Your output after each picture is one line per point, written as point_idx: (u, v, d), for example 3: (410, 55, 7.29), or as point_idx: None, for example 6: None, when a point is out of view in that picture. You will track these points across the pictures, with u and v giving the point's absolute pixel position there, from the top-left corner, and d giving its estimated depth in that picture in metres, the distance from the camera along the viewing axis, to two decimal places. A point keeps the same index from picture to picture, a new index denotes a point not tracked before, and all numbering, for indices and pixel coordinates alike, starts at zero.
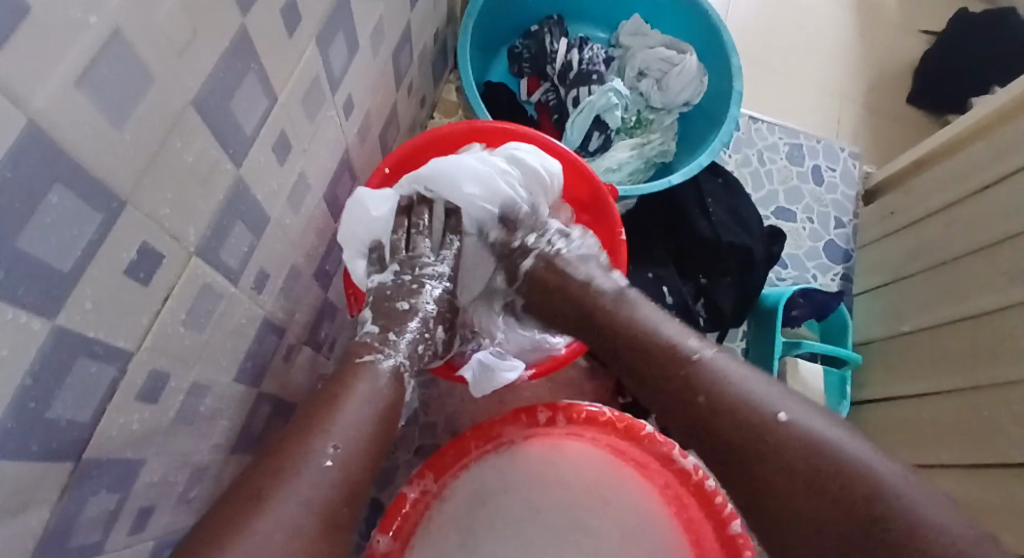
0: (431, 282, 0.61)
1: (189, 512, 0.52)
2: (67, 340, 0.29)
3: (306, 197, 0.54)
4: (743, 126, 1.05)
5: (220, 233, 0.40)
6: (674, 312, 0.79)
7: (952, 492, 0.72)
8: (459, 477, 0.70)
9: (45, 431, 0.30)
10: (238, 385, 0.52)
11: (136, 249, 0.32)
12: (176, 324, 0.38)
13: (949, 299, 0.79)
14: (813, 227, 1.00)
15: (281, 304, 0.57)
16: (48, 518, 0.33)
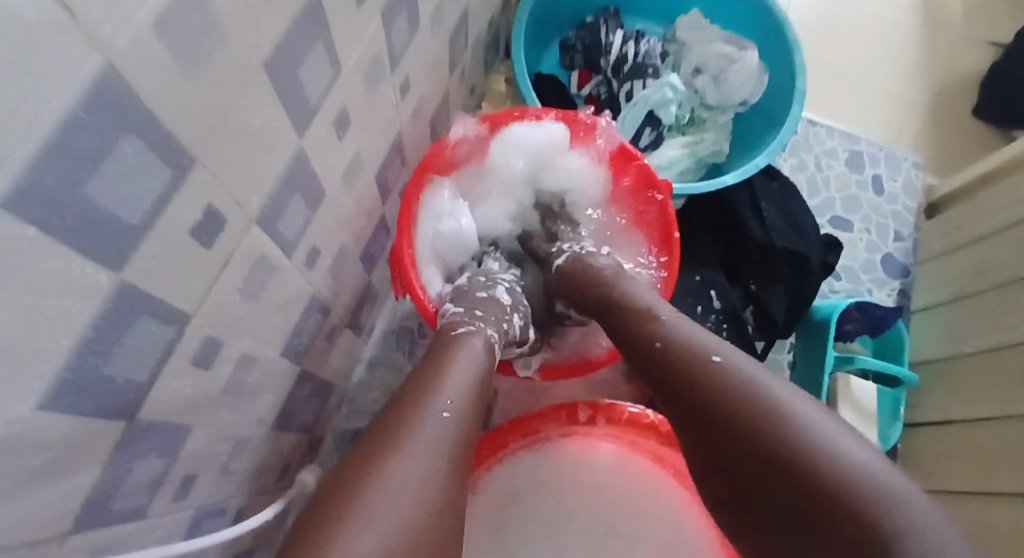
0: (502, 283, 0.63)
1: (230, 485, 0.51)
2: (129, 297, 0.28)
3: (359, 175, 0.54)
4: (800, 130, 1.01)
5: (278, 203, 0.40)
6: (722, 316, 0.77)
7: (1009, 521, 0.68)
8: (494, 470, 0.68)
9: (102, 389, 0.29)
10: (282, 361, 0.52)
11: (200, 211, 0.31)
12: (231, 292, 0.38)
13: (1017, 318, 0.74)
14: (870, 239, 0.96)
15: (328, 283, 0.56)
16: (100, 478, 0.32)
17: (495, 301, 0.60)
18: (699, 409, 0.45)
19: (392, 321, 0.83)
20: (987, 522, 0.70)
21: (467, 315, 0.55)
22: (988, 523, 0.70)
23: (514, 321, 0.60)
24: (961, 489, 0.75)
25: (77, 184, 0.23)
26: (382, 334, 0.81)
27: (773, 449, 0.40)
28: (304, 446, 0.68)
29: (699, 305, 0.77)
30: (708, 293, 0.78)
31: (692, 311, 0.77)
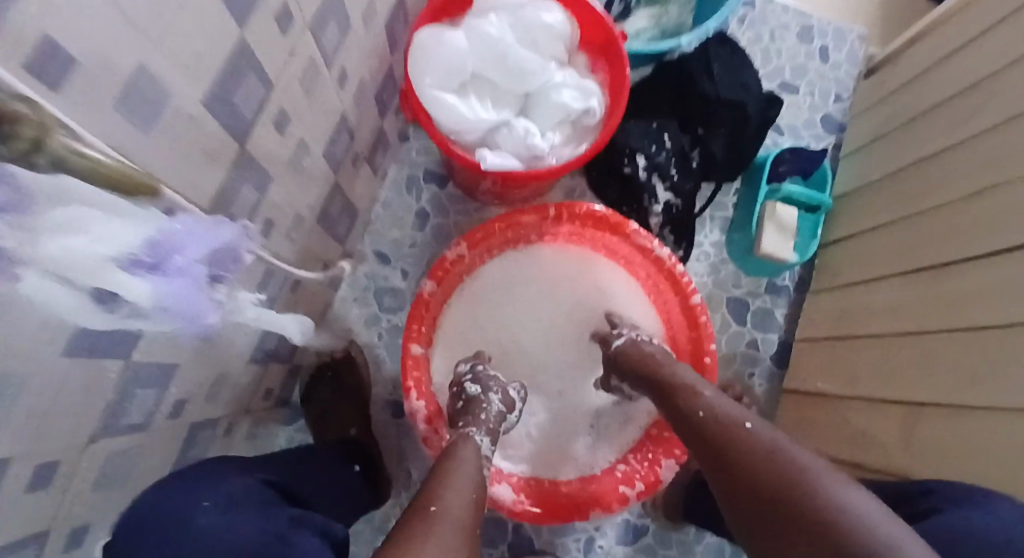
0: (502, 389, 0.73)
1: (292, 253, 0.71)
2: (245, 51, 0.46)
3: (375, 19, 0.69)
4: (757, 7, 1.12)
5: (321, 20, 0.56)
6: (672, 154, 0.94)
7: (878, 301, 0.85)
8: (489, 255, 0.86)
9: (230, 112, 0.47)
10: (323, 162, 0.70)
11: (280, 5, 0.48)
12: (294, 79, 0.55)
13: (910, 149, 0.89)
14: (813, 100, 1.10)
15: (353, 110, 0.73)
16: (227, 182, 0.50)
17: (472, 404, 0.70)
18: (718, 443, 0.58)
19: (402, 170, 1.01)
20: (864, 304, 0.88)
21: (475, 418, 0.68)
22: (864, 306, 0.88)
23: (494, 402, 0.71)
24: (850, 284, 0.93)
25: None
26: (394, 179, 1.00)
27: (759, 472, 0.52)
28: (337, 253, 0.88)
29: (653, 144, 0.93)
30: (661, 135, 0.94)
31: (646, 147, 0.93)
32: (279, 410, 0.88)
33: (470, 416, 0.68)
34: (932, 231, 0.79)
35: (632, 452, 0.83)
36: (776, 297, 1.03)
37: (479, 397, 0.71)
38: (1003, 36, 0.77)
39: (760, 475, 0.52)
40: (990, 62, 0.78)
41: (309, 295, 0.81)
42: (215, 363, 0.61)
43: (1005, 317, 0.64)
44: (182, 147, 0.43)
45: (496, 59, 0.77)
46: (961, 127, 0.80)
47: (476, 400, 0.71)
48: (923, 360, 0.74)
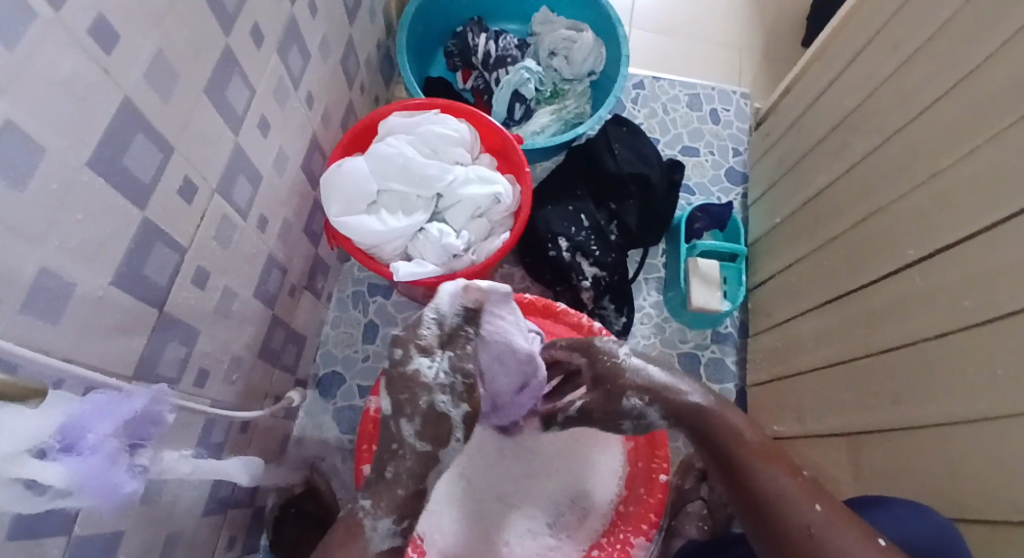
0: (450, 392, 0.59)
1: (234, 391, 0.73)
2: (149, 227, 0.50)
3: (287, 165, 0.75)
4: (647, 86, 1.24)
5: (229, 181, 0.62)
6: (590, 231, 1.01)
7: (804, 333, 0.91)
8: None
9: (142, 282, 0.51)
10: (257, 302, 0.74)
11: (180, 178, 0.53)
12: (209, 238, 0.60)
13: (802, 187, 0.98)
14: (714, 158, 1.20)
15: (280, 249, 0.78)
16: (148, 344, 0.53)
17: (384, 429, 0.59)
18: (733, 475, 0.62)
19: (345, 288, 1.05)
20: (794, 337, 0.93)
21: (383, 485, 0.57)
22: (794, 339, 0.93)
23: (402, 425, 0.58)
24: (778, 321, 0.99)
25: (114, 156, 0.45)
26: (338, 299, 1.04)
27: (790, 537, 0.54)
28: (287, 382, 0.90)
29: (573, 226, 1.01)
30: (579, 216, 1.02)
31: (566, 230, 1.00)
32: (249, 555, 0.86)
33: (383, 484, 0.57)
34: (837, 256, 0.85)
35: (606, 536, 0.84)
36: (723, 344, 1.09)
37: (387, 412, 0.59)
38: (854, 82, 0.88)
39: (731, 450, 0.63)
40: (848, 104, 0.88)
41: (261, 430, 0.82)
42: (161, 521, 0.61)
43: (913, 331, 0.68)
44: (93, 325, 0.46)
45: (402, 175, 0.84)
46: (843, 158, 0.88)
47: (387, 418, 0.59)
48: (854, 385, 0.77)
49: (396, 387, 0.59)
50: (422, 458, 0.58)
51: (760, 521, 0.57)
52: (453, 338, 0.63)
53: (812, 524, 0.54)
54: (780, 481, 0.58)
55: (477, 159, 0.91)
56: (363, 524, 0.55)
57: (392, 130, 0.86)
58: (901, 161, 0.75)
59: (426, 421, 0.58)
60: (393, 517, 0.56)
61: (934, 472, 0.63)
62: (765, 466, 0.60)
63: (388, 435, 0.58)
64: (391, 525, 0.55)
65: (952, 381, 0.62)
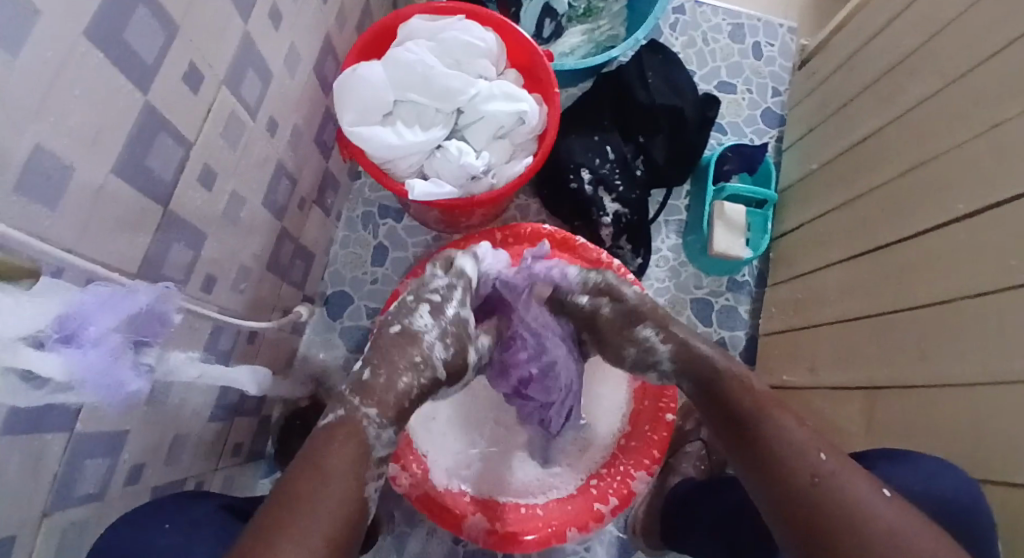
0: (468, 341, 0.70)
1: (240, 301, 0.71)
2: (153, 115, 0.46)
3: (300, 66, 0.70)
4: (687, 12, 1.15)
5: (237, 75, 0.57)
6: (615, 164, 0.97)
7: (829, 285, 0.88)
8: None
9: (146, 175, 0.48)
10: (265, 211, 0.71)
11: (186, 65, 0.49)
12: (217, 135, 0.56)
13: (845, 132, 0.92)
14: (751, 97, 1.13)
15: (291, 157, 0.74)
16: (152, 242, 0.51)
17: (407, 340, 0.63)
18: (749, 434, 0.57)
19: (355, 207, 1.02)
20: (818, 288, 0.90)
21: (387, 391, 0.59)
22: (818, 290, 0.90)
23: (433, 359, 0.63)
24: (804, 271, 0.95)
25: (114, 29, 0.40)
26: (348, 217, 1.01)
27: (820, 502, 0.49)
28: (294, 297, 0.88)
29: (596, 158, 0.96)
30: (604, 148, 0.97)
31: (590, 162, 0.95)
32: (254, 464, 0.87)
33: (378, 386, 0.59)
34: (876, 207, 0.80)
35: (606, 468, 0.84)
36: (739, 292, 1.06)
37: (419, 330, 0.64)
38: (918, 18, 0.80)
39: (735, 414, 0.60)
40: (909, 42, 0.81)
41: (268, 343, 0.81)
42: (167, 425, 0.61)
43: (953, 289, 0.65)
44: (94, 214, 0.43)
45: (422, 85, 0.78)
46: (896, 102, 0.81)
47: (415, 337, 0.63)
48: (877, 342, 0.75)
49: (442, 313, 0.67)
50: (434, 382, 0.63)
51: (761, 478, 0.54)
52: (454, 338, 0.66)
53: (816, 474, 0.51)
54: (782, 433, 0.55)
55: (503, 74, 0.85)
56: (368, 431, 0.56)
57: (414, 35, 0.80)
58: (964, 107, 0.69)
59: (457, 352, 0.65)
60: (395, 428, 0.58)
61: (956, 431, 0.61)
62: (785, 422, 0.57)
63: (415, 345, 0.63)
64: (393, 436, 0.58)
65: (986, 341, 0.60)
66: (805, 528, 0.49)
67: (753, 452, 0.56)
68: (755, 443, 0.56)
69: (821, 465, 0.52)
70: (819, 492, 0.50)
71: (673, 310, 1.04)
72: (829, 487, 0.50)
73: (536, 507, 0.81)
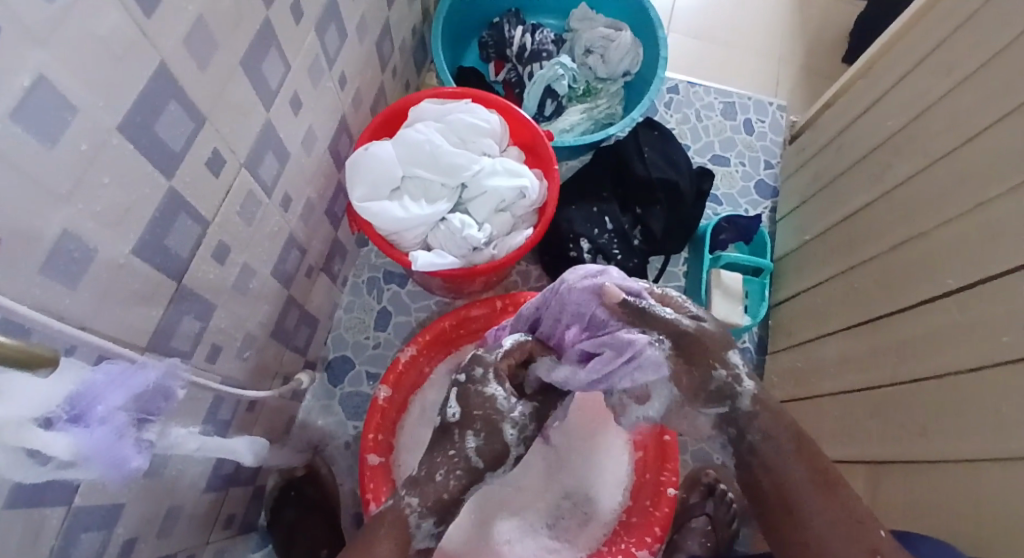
0: (518, 429, 0.62)
1: (245, 369, 0.72)
2: (175, 199, 0.49)
3: (315, 144, 0.74)
4: (682, 91, 1.21)
5: (257, 157, 0.60)
6: (614, 235, 1.00)
7: (827, 356, 0.89)
8: (453, 353, 0.91)
9: (164, 253, 0.50)
10: (274, 280, 0.73)
11: (210, 150, 0.52)
12: (233, 212, 0.59)
13: (836, 206, 0.95)
14: (744, 169, 1.17)
15: (301, 229, 0.77)
16: (164, 316, 0.52)
17: (441, 433, 0.64)
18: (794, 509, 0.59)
19: (361, 274, 1.04)
20: (817, 359, 0.91)
21: (429, 484, 0.60)
22: (817, 361, 0.91)
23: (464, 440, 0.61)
24: (803, 341, 0.96)
25: (144, 120, 0.43)
26: (353, 283, 1.03)
27: None
28: (297, 363, 0.89)
29: (595, 228, 0.99)
30: (603, 218, 1.00)
31: (588, 232, 0.98)
32: (246, 534, 0.86)
33: (426, 481, 0.61)
34: (869, 281, 0.82)
35: (606, 546, 0.82)
36: (739, 360, 1.07)
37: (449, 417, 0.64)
38: (900, 103, 0.85)
39: (772, 486, 0.61)
40: (893, 124, 0.86)
41: (268, 410, 0.82)
42: (164, 495, 0.61)
43: (949, 364, 0.66)
44: (111, 292, 0.45)
45: (428, 162, 0.82)
46: (883, 180, 0.85)
47: (447, 426, 0.64)
48: (877, 416, 0.75)
49: (472, 403, 0.63)
50: (471, 473, 0.61)
51: None
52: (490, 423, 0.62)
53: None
54: (841, 524, 0.56)
55: (505, 151, 0.89)
56: (409, 521, 0.59)
57: (422, 116, 0.85)
58: (951, 184, 0.72)
59: (489, 440, 0.61)
60: (433, 520, 0.61)
61: (959, 511, 0.61)
62: (825, 498, 0.58)
63: (450, 438, 0.62)
64: (432, 527, 0.61)
65: (983, 418, 0.60)
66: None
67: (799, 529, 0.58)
68: (799, 519, 0.58)
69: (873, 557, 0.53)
70: None
71: None
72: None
73: None
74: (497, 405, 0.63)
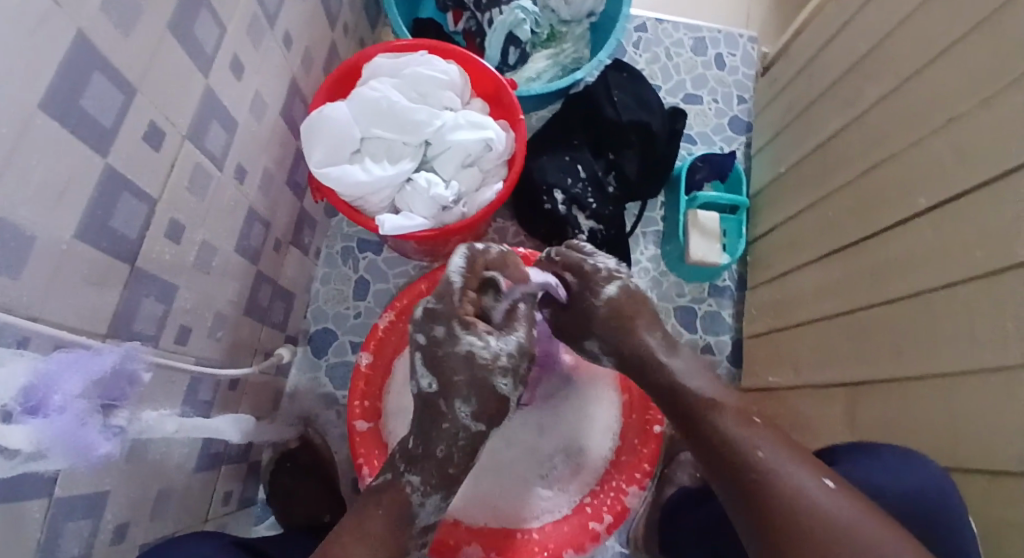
0: (510, 376, 0.62)
1: (220, 348, 0.71)
2: (115, 176, 0.47)
3: (265, 111, 0.71)
4: (649, 29, 1.17)
5: (201, 127, 0.58)
6: (587, 182, 0.98)
7: (803, 287, 0.89)
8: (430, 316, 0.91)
9: (111, 235, 0.48)
10: (239, 256, 0.71)
11: (146, 123, 0.49)
12: (183, 188, 0.57)
13: (809, 135, 0.94)
14: (718, 106, 1.15)
15: (262, 201, 0.75)
16: (121, 300, 0.51)
17: (427, 412, 0.62)
18: (727, 452, 0.57)
19: (334, 244, 1.02)
20: (793, 291, 0.92)
21: (429, 462, 0.61)
22: (793, 293, 0.92)
23: (461, 411, 0.61)
24: (778, 274, 0.97)
25: (69, 95, 0.41)
26: (327, 253, 1.02)
27: (838, 534, 0.48)
28: (277, 339, 0.89)
29: (568, 177, 0.97)
30: (575, 166, 0.98)
31: (561, 182, 0.97)
32: (245, 509, 0.87)
33: (422, 456, 0.61)
34: (844, 208, 0.82)
35: (598, 485, 0.84)
36: (721, 298, 1.07)
37: (431, 393, 0.62)
38: (869, 22, 0.83)
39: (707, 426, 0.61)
40: (863, 46, 0.83)
41: (251, 387, 0.81)
42: (149, 480, 0.60)
43: (923, 284, 0.66)
44: (59, 279, 0.43)
45: (387, 121, 0.79)
46: (855, 105, 0.83)
47: (433, 401, 0.62)
48: (853, 342, 0.76)
49: (449, 367, 0.61)
50: (474, 437, 0.62)
51: (748, 503, 0.53)
52: (480, 385, 0.61)
53: (818, 498, 0.50)
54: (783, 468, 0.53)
55: (468, 103, 0.87)
56: (414, 499, 0.60)
57: (377, 72, 0.81)
58: (921, 102, 0.70)
59: (482, 399, 0.61)
60: (440, 495, 0.62)
61: (934, 427, 0.62)
62: (760, 439, 0.57)
63: (439, 414, 0.61)
64: (439, 500, 0.62)
65: (957, 335, 0.60)
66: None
67: (739, 471, 0.55)
68: (732, 461, 0.56)
69: (814, 486, 0.51)
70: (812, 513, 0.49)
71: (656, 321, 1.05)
72: (812, 508, 0.50)
73: (531, 532, 0.82)
74: (478, 360, 0.61)
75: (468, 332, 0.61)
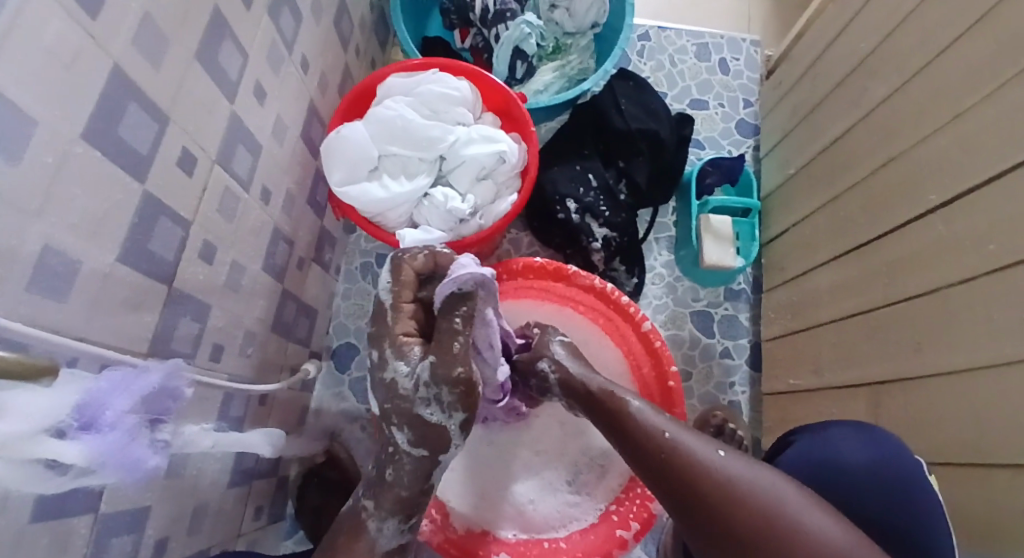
0: (437, 404, 0.56)
1: (249, 365, 0.73)
2: (152, 202, 0.49)
3: (287, 134, 0.73)
4: (652, 37, 1.19)
5: (228, 152, 0.60)
6: (599, 191, 0.99)
7: (818, 287, 0.90)
8: None
9: (150, 257, 0.50)
10: (266, 274, 0.73)
11: (179, 149, 0.52)
12: (213, 211, 0.59)
13: (817, 136, 0.95)
14: (724, 111, 1.16)
15: (286, 221, 0.77)
16: (160, 320, 0.53)
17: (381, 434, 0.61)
18: (643, 448, 0.59)
19: (353, 260, 1.05)
20: (808, 291, 0.93)
21: (384, 489, 0.61)
22: (808, 294, 0.93)
23: (395, 437, 0.59)
24: (793, 276, 0.97)
25: (108, 127, 0.43)
26: (347, 270, 1.04)
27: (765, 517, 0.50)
28: (301, 356, 0.90)
29: (581, 187, 0.98)
30: (586, 176, 1.00)
31: (574, 191, 0.98)
32: (275, 524, 0.88)
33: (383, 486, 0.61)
34: (856, 205, 0.82)
35: (623, 493, 0.84)
36: (737, 301, 1.08)
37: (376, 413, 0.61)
38: (870, 22, 0.84)
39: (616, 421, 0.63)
40: (866, 45, 0.85)
41: (278, 403, 0.83)
42: (186, 496, 0.62)
43: (940, 278, 0.66)
44: (103, 300, 0.45)
45: (403, 139, 0.81)
46: (860, 104, 0.84)
47: (382, 429, 0.60)
48: (872, 338, 0.76)
49: (381, 394, 0.59)
50: (419, 465, 0.60)
51: (679, 501, 0.55)
52: (414, 419, 0.57)
53: (738, 481, 0.53)
54: (689, 444, 0.57)
55: (480, 118, 0.89)
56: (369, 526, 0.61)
57: (392, 91, 0.84)
58: (927, 98, 0.71)
59: (414, 432, 0.57)
60: (399, 518, 0.61)
61: (958, 418, 0.63)
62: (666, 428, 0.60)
63: (387, 439, 0.60)
64: (399, 524, 0.61)
65: (977, 328, 0.61)
66: (720, 530, 0.51)
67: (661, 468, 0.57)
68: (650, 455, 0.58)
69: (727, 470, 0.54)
70: (739, 502, 0.52)
71: (673, 326, 1.06)
72: (748, 489, 0.52)
73: (559, 541, 0.81)
74: (399, 390, 0.57)
75: (392, 361, 0.58)
